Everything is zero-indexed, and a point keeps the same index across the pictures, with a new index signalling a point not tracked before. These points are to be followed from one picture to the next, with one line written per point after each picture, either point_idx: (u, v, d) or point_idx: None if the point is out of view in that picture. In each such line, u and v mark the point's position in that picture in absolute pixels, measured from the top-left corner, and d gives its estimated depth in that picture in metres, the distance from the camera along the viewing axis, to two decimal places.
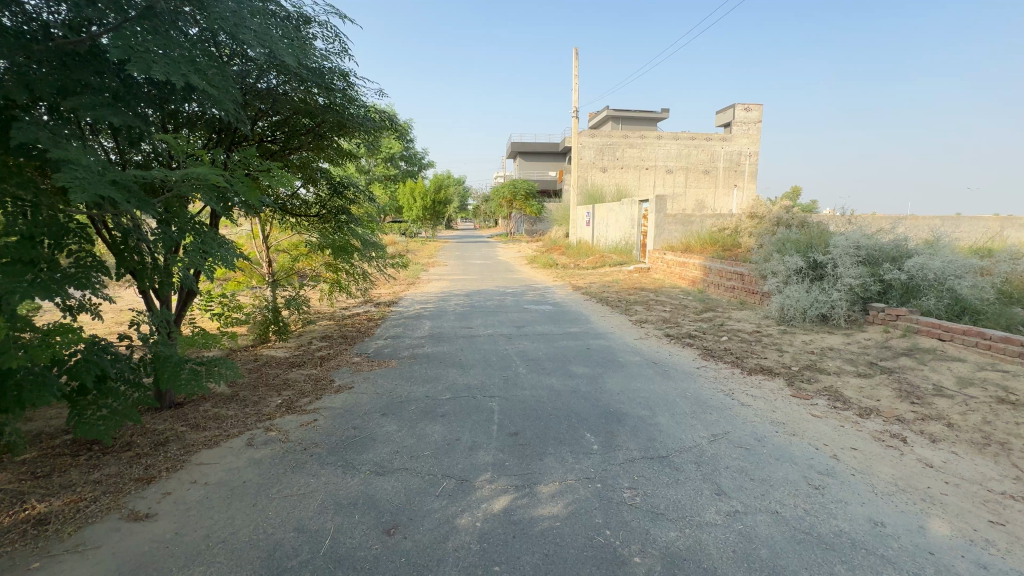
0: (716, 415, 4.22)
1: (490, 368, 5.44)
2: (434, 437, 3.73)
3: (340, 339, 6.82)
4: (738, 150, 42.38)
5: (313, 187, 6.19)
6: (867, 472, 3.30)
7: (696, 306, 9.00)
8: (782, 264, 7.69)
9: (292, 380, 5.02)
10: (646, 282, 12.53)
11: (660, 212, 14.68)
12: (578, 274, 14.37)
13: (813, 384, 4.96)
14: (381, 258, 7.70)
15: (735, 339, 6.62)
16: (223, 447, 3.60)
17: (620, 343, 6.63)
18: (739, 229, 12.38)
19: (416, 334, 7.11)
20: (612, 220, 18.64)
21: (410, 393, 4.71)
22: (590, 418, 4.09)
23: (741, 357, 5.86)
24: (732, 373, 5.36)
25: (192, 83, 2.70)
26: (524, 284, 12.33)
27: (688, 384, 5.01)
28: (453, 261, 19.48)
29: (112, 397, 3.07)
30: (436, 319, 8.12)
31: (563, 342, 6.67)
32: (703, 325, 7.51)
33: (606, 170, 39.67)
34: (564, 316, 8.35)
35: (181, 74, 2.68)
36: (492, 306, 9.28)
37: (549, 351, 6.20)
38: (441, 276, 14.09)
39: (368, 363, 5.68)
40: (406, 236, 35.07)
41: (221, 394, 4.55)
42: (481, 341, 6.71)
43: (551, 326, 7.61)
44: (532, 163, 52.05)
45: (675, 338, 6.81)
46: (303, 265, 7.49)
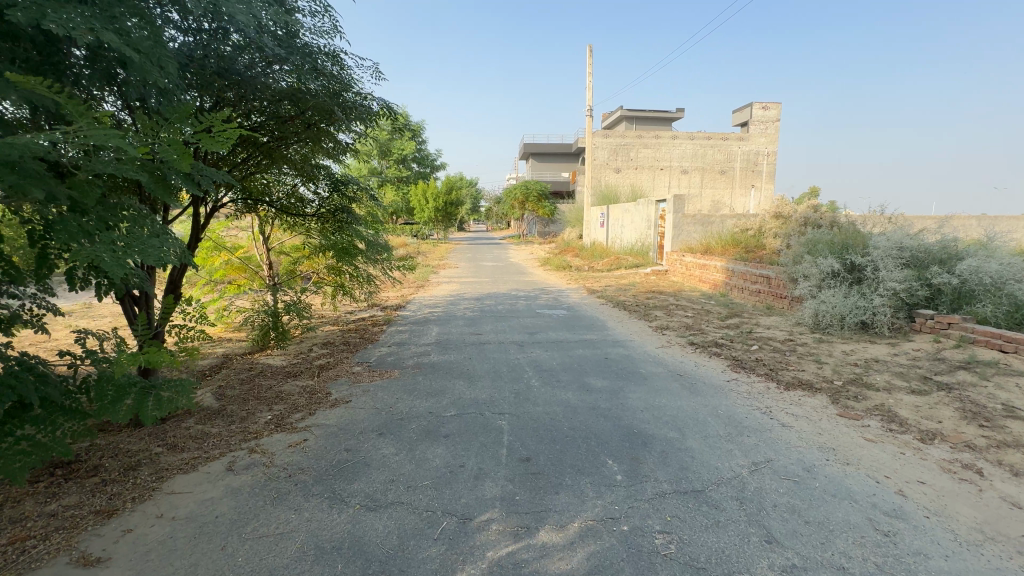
0: (755, 438, 3.73)
1: (499, 380, 5.00)
2: (435, 462, 3.30)
3: (342, 346, 6.45)
4: (755, 149, 41.40)
5: (313, 185, 5.76)
6: (943, 514, 2.79)
7: (720, 311, 8.46)
8: (815, 267, 7.14)
9: (286, 392, 4.65)
10: (665, 286, 11.98)
11: (679, 212, 14.11)
12: (592, 276, 13.87)
13: (861, 401, 4.43)
14: (386, 261, 7.35)
15: (766, 348, 6.09)
16: (201, 472, 3.23)
17: (641, 352, 6.15)
18: (763, 230, 11.78)
19: (422, 341, 6.72)
20: (627, 221, 18.10)
21: (412, 408, 4.29)
22: (612, 442, 3.62)
23: (776, 369, 5.34)
24: (767, 388, 4.85)
25: (103, 41, 2.23)
26: (537, 287, 11.88)
27: (719, 400, 4.52)
28: (464, 264, 19.11)
29: (37, 426, 2.56)
30: (444, 324, 7.71)
31: (579, 350, 6.20)
32: (729, 332, 6.98)
33: (620, 170, 39.02)
34: (579, 321, 7.89)
35: (90, 31, 2.23)
36: (503, 310, 8.85)
37: (565, 360, 5.75)
38: (451, 278, 13.71)
39: (370, 374, 5.29)
40: (418, 238, 34.87)
41: (207, 410, 4.20)
42: (491, 349, 6.27)
43: (566, 333, 7.15)
44: (545, 165, 51.60)
45: (700, 347, 6.30)
46: (305, 267, 7.19)
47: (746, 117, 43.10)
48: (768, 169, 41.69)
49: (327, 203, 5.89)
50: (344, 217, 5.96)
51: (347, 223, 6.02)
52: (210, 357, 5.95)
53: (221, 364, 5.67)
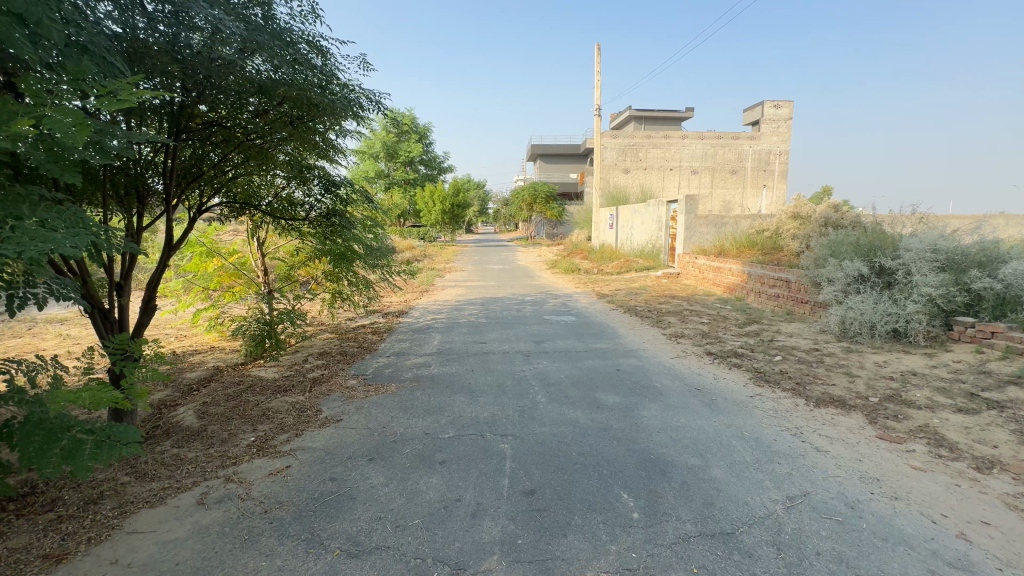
0: (787, 467, 3.33)
1: (503, 396, 4.65)
2: (428, 496, 2.95)
3: (338, 357, 6.13)
4: (767, 148, 40.66)
5: (302, 188, 5.29)
6: (1019, 565, 2.38)
7: (738, 317, 8.02)
8: (840, 271, 6.71)
9: (273, 409, 4.33)
10: (678, 289, 11.56)
11: (691, 213, 13.65)
12: (602, 280, 13.49)
13: (902, 421, 4.00)
14: (384, 266, 7.05)
15: (790, 359, 5.66)
16: (169, 506, 2.91)
17: (654, 363, 5.75)
18: (780, 231, 11.29)
19: (422, 351, 6.38)
20: (637, 223, 17.67)
21: (407, 429, 3.94)
22: (626, 470, 3.24)
23: (803, 383, 4.92)
24: (794, 405, 4.43)
25: None
26: (544, 292, 11.51)
27: (744, 420, 4.12)
28: (471, 266, 18.79)
29: None
30: (447, 333, 7.36)
31: (589, 361, 5.81)
32: (749, 341, 6.56)
33: (629, 171, 38.52)
34: (588, 329, 7.51)
35: None
36: (509, 316, 8.50)
37: (573, 373, 5.37)
38: (457, 282, 13.40)
39: (364, 388, 4.95)
40: (425, 241, 34.68)
41: (187, 431, 3.90)
42: (495, 360, 5.90)
43: (574, 341, 6.78)
44: (553, 166, 51.26)
45: (719, 357, 5.88)
46: (302, 272, 6.92)
47: (757, 116, 42.41)
48: (780, 168, 40.97)
49: (324, 208, 5.47)
50: (339, 223, 5.51)
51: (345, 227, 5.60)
52: (199, 370, 5.66)
53: (209, 378, 5.38)
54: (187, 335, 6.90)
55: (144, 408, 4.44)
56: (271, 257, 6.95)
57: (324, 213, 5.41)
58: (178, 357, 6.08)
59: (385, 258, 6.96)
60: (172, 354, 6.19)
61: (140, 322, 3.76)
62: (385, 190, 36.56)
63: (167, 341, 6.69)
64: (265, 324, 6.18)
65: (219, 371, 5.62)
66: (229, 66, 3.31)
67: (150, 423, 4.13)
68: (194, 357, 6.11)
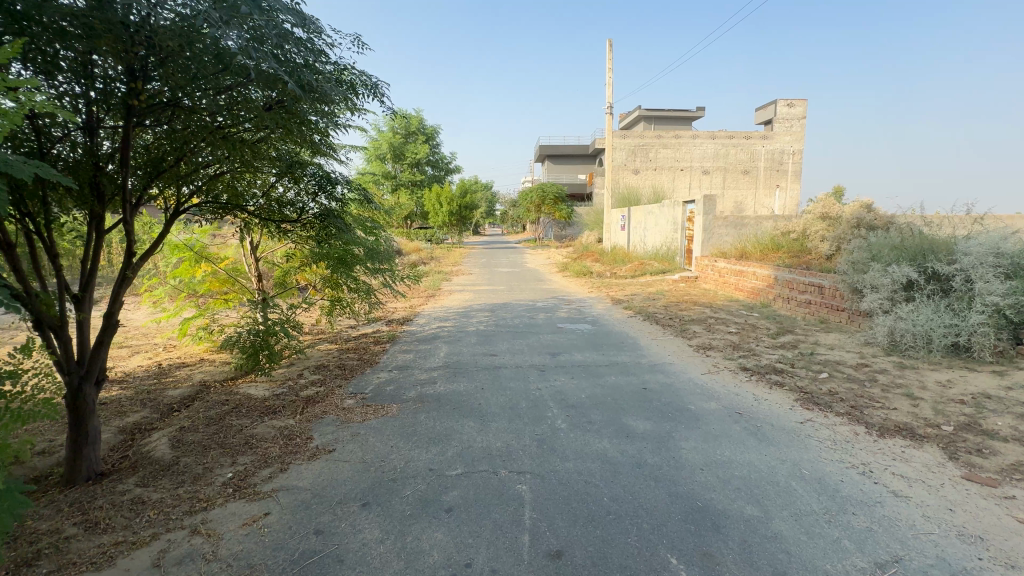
0: (864, 519, 2.76)
1: (518, 420, 4.11)
2: (432, 559, 2.41)
3: (336, 371, 5.62)
4: (781, 148, 39.75)
5: (292, 185, 4.74)
6: None
7: (769, 326, 7.41)
8: (886, 277, 6.13)
9: (258, 436, 3.82)
10: (697, 294, 10.95)
11: (710, 214, 13.03)
12: (616, 284, 12.92)
13: (989, 457, 3.40)
14: (386, 271, 6.56)
15: (838, 376, 5.06)
16: (118, 568, 2.39)
17: (685, 380, 5.17)
18: (807, 233, 10.61)
19: (427, 364, 5.83)
20: (651, 224, 17.07)
21: (408, 463, 3.41)
22: (670, 523, 2.68)
23: (859, 407, 4.32)
24: (855, 434, 3.84)
25: None
26: (555, 297, 10.95)
27: (799, 453, 3.55)
28: (478, 269, 18.25)
29: None
30: (454, 343, 6.82)
31: (610, 378, 5.24)
32: (786, 354, 5.97)
33: (639, 171, 37.87)
34: (607, 339, 6.95)
35: None
36: (521, 324, 7.96)
37: (595, 392, 4.81)
38: (464, 286, 12.90)
39: (362, 409, 4.42)
40: (431, 243, 34.26)
41: (158, 464, 3.40)
42: (508, 376, 5.35)
43: (593, 353, 6.23)
44: (561, 167, 50.71)
45: (757, 373, 5.30)
46: (298, 278, 6.43)
47: (770, 115, 41.47)
48: (793, 168, 40.11)
49: (318, 209, 4.89)
50: (334, 226, 4.91)
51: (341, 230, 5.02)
52: (184, 386, 5.17)
53: (194, 396, 4.88)
54: (176, 346, 6.43)
55: (115, 435, 3.94)
56: (265, 262, 6.48)
57: (318, 215, 4.81)
58: (164, 372, 5.60)
59: (386, 261, 6.48)
60: (158, 369, 5.72)
61: (101, 341, 3.26)
62: (392, 192, 36.25)
63: (155, 353, 6.26)
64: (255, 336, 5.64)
65: (205, 388, 5.12)
66: (183, 34, 2.70)
67: (119, 454, 3.64)
68: (181, 372, 5.63)
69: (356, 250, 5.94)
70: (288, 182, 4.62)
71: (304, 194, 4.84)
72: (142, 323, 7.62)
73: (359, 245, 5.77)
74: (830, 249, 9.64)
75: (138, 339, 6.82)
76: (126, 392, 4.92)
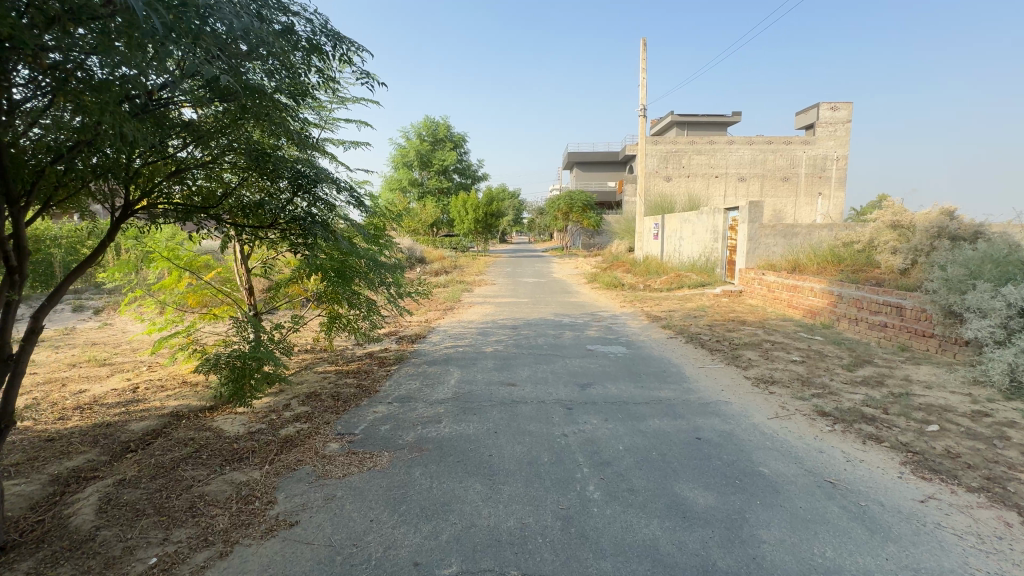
0: None
1: (538, 484, 3.18)
2: None
3: (328, 402, 4.83)
4: (824, 154, 37.67)
5: (264, 185, 3.95)
6: None
7: (839, 354, 6.26)
8: (1000, 300, 4.98)
9: (209, 498, 3.02)
10: (744, 312, 9.79)
11: (756, 222, 11.83)
12: (651, 298, 11.83)
13: None
14: (388, 284, 5.84)
15: (953, 430, 3.91)
16: None
17: (748, 429, 4.13)
18: (875, 243, 9.30)
19: (434, 395, 4.98)
20: (688, 233, 15.91)
21: (388, 552, 2.53)
22: None
23: (999, 480, 3.19)
24: (1007, 526, 2.73)
25: None
26: (583, 312, 9.98)
27: (938, 560, 2.47)
28: (502, 279, 17.41)
29: None
30: (468, 367, 5.94)
31: (651, 420, 4.28)
32: (871, 393, 4.85)
33: (671, 178, 36.52)
34: (645, 367, 5.96)
35: None
36: (545, 345, 7.06)
37: (634, 442, 3.84)
38: (485, 298, 12.09)
39: (346, 459, 3.58)
40: (456, 251, 33.79)
41: (70, 540, 2.62)
42: (528, 414, 4.42)
43: (630, 385, 5.26)
44: (589, 175, 49.72)
45: (841, 422, 4.20)
46: (292, 292, 5.71)
47: (812, 119, 39.42)
48: (838, 175, 37.94)
49: (294, 213, 4.00)
50: (317, 234, 4.03)
51: (328, 239, 4.23)
52: (152, 417, 4.45)
53: (158, 432, 4.15)
54: (159, 367, 5.77)
55: (40, 488, 3.20)
56: (256, 274, 5.77)
57: (294, 220, 3.93)
58: (138, 398, 4.93)
59: (386, 273, 5.77)
60: (133, 393, 5.06)
61: None
62: (418, 200, 36.06)
63: (137, 372, 5.65)
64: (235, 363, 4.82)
65: (176, 421, 4.39)
66: None
67: (36, 517, 2.89)
68: (155, 398, 4.94)
69: (354, 261, 5.27)
70: (255, 177, 3.86)
71: (276, 193, 4.00)
72: (136, 337, 7.09)
73: (354, 255, 5.07)
74: (904, 262, 8.36)
75: (125, 356, 6.24)
76: (83, 424, 4.24)
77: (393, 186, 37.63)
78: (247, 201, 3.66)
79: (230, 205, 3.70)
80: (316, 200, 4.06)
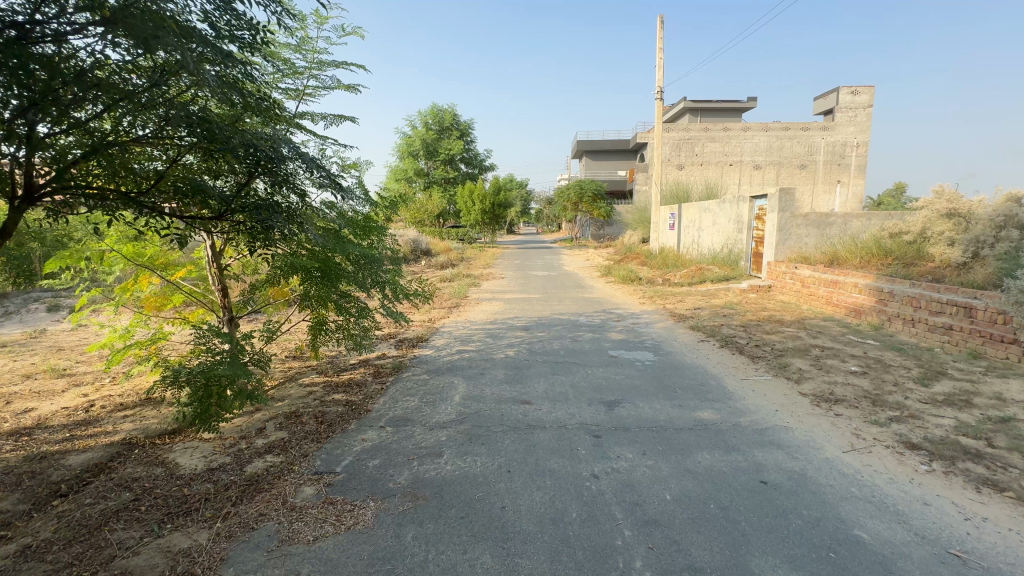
0: None
1: (567, 559, 2.40)
2: None
3: (311, 426, 4.07)
4: (844, 140, 36.19)
5: (212, 163, 3.09)
6: None
7: (906, 364, 5.39)
8: None
9: None
10: (778, 310, 8.91)
11: (787, 211, 10.85)
12: (671, 293, 10.96)
13: None
14: (382, 283, 5.04)
15: None
16: None
17: (824, 469, 3.31)
18: (927, 233, 8.34)
19: (435, 417, 4.21)
20: (708, 223, 14.97)
21: None
22: None
23: None
24: None
25: None
26: (601, 310, 9.13)
27: None
28: (510, 272, 16.60)
29: None
30: (475, 380, 5.15)
31: (699, 454, 3.48)
32: (964, 417, 4.00)
33: (684, 166, 35.29)
34: (681, 379, 5.14)
35: None
36: (562, 350, 6.27)
37: (684, 488, 3.04)
38: (493, 294, 11.29)
39: (320, 513, 2.82)
40: (462, 242, 32.99)
41: None
42: (548, 445, 3.64)
43: (667, 405, 4.44)
44: (598, 164, 48.55)
45: (940, 459, 3.37)
46: (272, 294, 4.92)
47: (832, 104, 37.93)
48: (858, 162, 36.44)
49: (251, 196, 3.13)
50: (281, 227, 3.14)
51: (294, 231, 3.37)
52: (98, 447, 3.73)
53: (100, 469, 3.41)
54: (124, 382, 5.02)
55: None
56: (231, 273, 4.97)
57: (254, 207, 3.06)
58: (89, 420, 4.21)
59: (379, 271, 4.97)
60: (85, 413, 4.33)
61: None
62: (423, 191, 35.27)
63: (96, 386, 4.93)
64: (197, 392, 3.89)
65: (125, 456, 3.62)
66: None
67: None
68: (109, 420, 4.21)
69: (340, 254, 4.56)
70: (195, 152, 2.99)
71: (226, 175, 3.14)
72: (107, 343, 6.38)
73: (335, 247, 4.34)
74: (963, 255, 7.43)
75: (87, 366, 5.51)
76: (12, 457, 3.52)
77: (398, 176, 36.82)
78: (190, 185, 2.79)
79: (173, 193, 2.83)
80: (281, 181, 3.22)
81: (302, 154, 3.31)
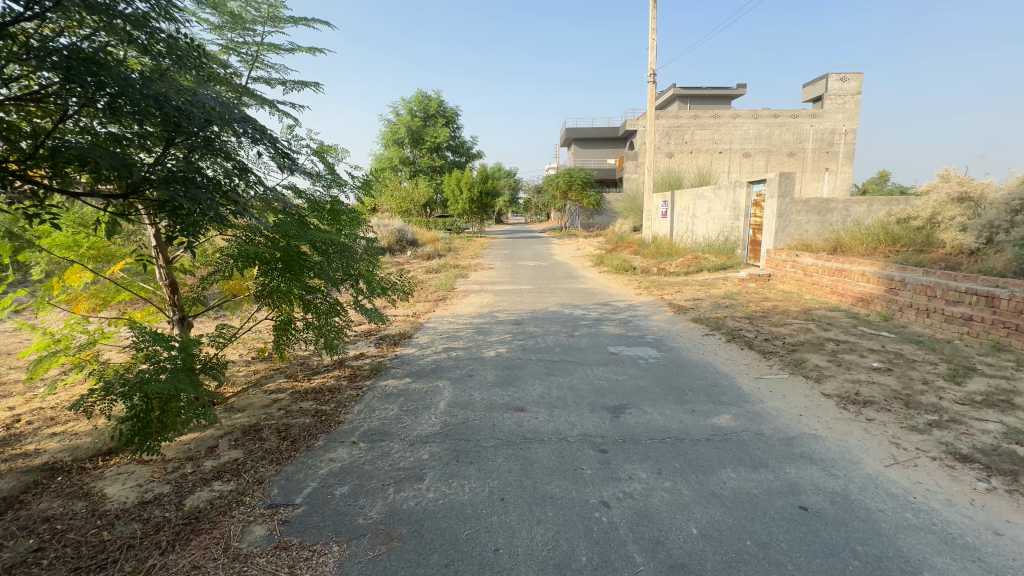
0: None
1: None
2: None
3: (271, 443, 3.50)
4: (833, 127, 36.01)
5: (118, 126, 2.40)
6: None
7: (930, 360, 4.98)
8: None
9: None
10: (781, 299, 8.50)
11: (788, 196, 10.41)
12: (667, 284, 10.51)
13: None
14: (355, 275, 4.43)
15: None
16: None
17: (870, 490, 2.84)
18: (936, 219, 7.95)
19: (415, 430, 3.66)
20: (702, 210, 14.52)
21: None
22: None
23: None
24: None
25: None
26: (596, 302, 8.62)
27: None
28: (498, 263, 16.06)
29: None
30: (462, 383, 4.60)
31: (723, 473, 2.99)
32: (1011, 421, 3.57)
33: (674, 154, 34.86)
34: (690, 380, 4.66)
35: None
36: (556, 347, 5.74)
37: (712, 520, 2.54)
38: (481, 286, 10.73)
39: (269, 563, 2.27)
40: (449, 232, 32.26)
41: None
42: (548, 464, 3.13)
43: (678, 410, 3.95)
44: (587, 153, 47.96)
45: (998, 475, 2.92)
46: (228, 288, 4.31)
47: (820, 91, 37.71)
48: (846, 149, 36.35)
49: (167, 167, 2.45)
50: (203, 204, 2.43)
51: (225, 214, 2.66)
52: (10, 475, 3.12)
53: (6, 505, 2.80)
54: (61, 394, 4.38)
55: None
56: (180, 266, 4.33)
57: (166, 178, 2.37)
58: (8, 440, 3.59)
59: (352, 261, 4.34)
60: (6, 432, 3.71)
61: None
62: (408, 179, 34.38)
63: (28, 399, 4.31)
64: (135, 408, 3.25)
65: (43, 486, 3.02)
66: None
67: None
68: (32, 440, 3.60)
69: (304, 241, 3.95)
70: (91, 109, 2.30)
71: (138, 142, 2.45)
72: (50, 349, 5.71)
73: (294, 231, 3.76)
74: (977, 240, 7.05)
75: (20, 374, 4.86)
76: None
77: (383, 164, 35.85)
78: (73, 150, 2.12)
79: (55, 163, 2.16)
80: (204, 146, 2.53)
81: (233, 114, 2.64)
